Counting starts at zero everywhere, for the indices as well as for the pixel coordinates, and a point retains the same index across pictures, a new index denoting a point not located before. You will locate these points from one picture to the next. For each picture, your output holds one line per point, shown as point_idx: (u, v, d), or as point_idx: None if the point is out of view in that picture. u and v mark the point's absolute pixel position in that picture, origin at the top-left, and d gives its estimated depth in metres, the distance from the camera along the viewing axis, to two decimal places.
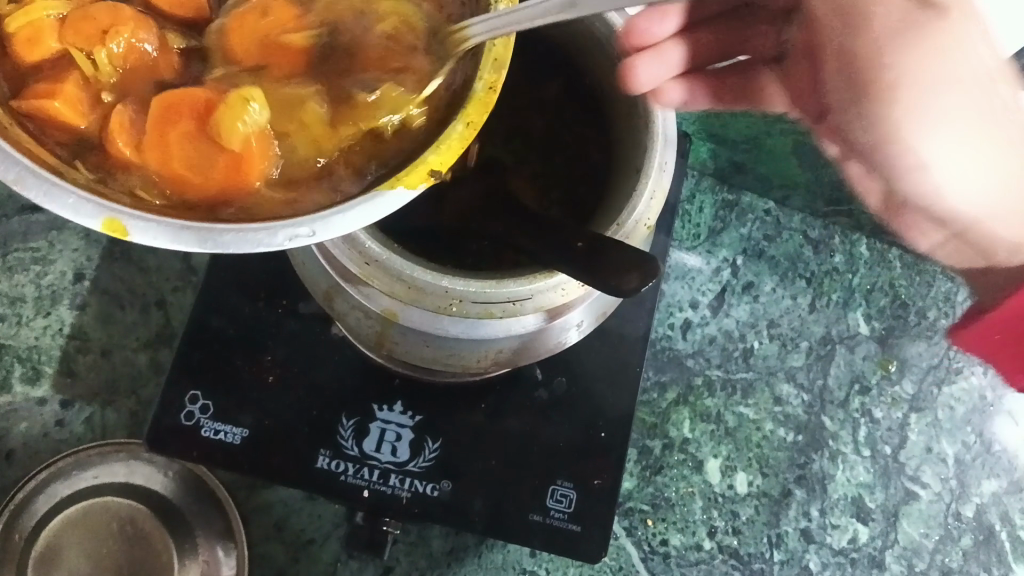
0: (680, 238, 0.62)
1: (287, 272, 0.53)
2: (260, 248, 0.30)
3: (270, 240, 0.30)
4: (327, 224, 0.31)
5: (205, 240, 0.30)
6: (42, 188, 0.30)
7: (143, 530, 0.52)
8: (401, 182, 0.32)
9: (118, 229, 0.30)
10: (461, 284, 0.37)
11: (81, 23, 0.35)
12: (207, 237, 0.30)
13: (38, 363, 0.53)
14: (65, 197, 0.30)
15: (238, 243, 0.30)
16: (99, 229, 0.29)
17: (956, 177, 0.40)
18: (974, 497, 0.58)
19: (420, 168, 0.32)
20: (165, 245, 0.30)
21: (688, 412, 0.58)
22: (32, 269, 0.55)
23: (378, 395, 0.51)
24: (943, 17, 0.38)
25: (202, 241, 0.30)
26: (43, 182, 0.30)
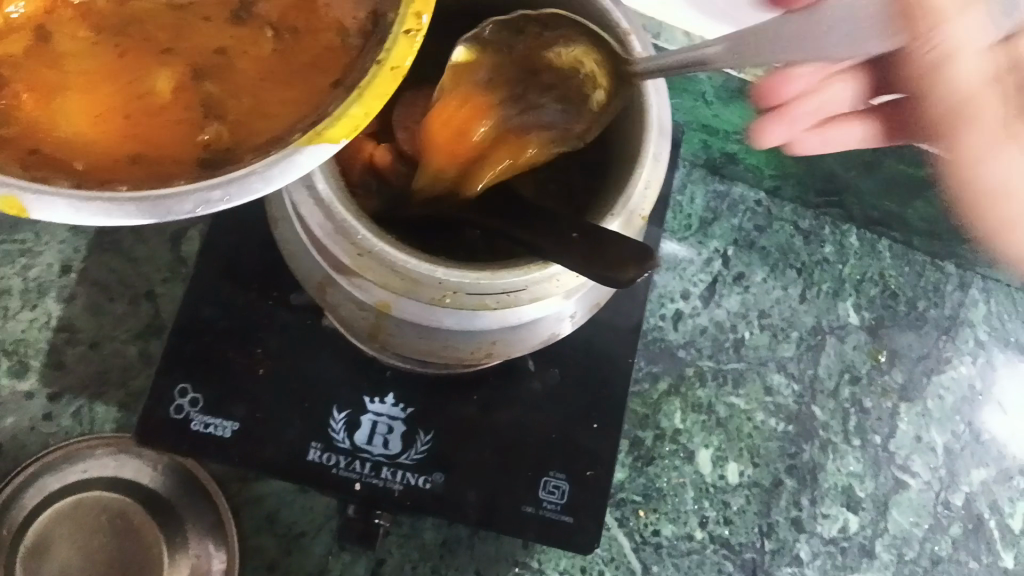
0: (672, 228, 0.62)
1: (277, 264, 0.53)
2: (171, 215, 0.28)
3: (179, 207, 0.28)
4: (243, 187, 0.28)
5: (106, 211, 0.27)
6: None
7: (132, 524, 0.51)
8: (326, 136, 0.29)
9: (16, 207, 0.27)
10: (455, 276, 0.37)
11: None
12: (111, 206, 0.27)
13: (26, 355, 0.53)
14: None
15: (141, 212, 0.27)
16: None
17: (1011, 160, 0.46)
18: (963, 487, 0.58)
19: (346, 122, 0.29)
20: (64, 219, 0.27)
21: (680, 402, 0.58)
22: (19, 260, 0.55)
23: (370, 387, 0.51)
24: None
25: (106, 212, 0.27)
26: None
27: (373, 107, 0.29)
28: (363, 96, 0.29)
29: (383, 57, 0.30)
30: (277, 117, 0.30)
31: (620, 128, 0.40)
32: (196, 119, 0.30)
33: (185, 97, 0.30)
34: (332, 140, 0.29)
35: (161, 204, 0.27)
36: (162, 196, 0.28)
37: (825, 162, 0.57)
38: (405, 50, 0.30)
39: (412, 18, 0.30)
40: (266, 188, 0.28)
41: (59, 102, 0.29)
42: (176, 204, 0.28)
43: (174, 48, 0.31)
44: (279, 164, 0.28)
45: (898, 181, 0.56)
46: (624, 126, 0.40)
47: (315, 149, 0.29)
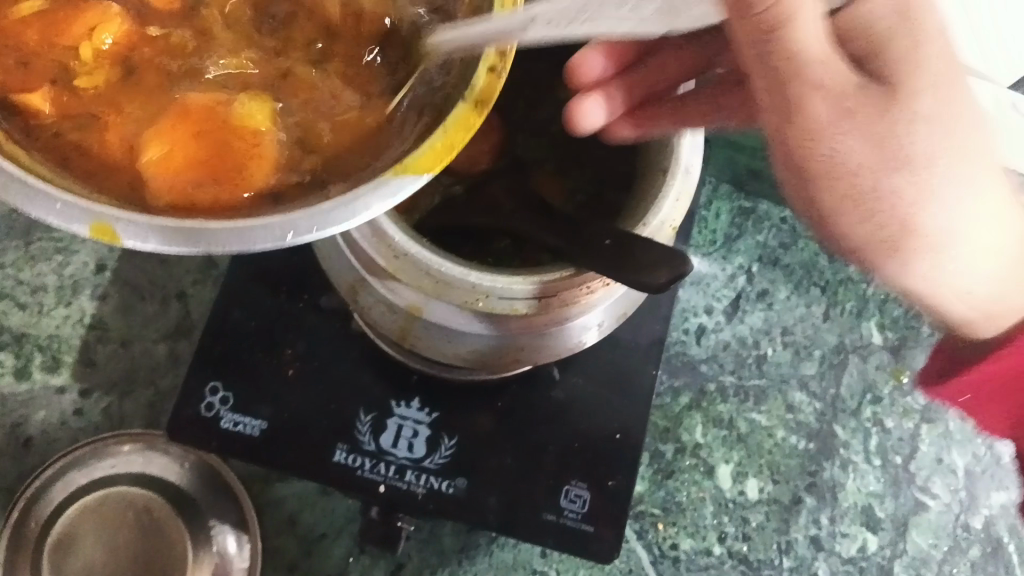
0: (696, 244, 0.63)
1: (307, 267, 0.54)
2: (257, 245, 0.28)
3: (265, 235, 0.29)
4: (328, 216, 0.29)
5: (195, 239, 0.28)
6: (27, 194, 0.29)
7: (157, 520, 0.52)
8: (412, 168, 0.30)
9: (108, 233, 0.28)
10: (488, 280, 0.38)
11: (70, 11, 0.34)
12: (197, 235, 0.28)
13: (58, 352, 0.54)
14: (50, 202, 0.28)
15: (227, 240, 0.28)
16: (88, 234, 0.28)
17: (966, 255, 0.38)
18: (983, 509, 0.58)
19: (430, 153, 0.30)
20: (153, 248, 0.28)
21: (701, 416, 0.58)
22: (54, 258, 0.56)
23: (395, 391, 0.52)
24: (891, 98, 0.34)
25: (190, 240, 0.28)
26: (28, 188, 0.29)
27: (458, 138, 0.31)
28: (448, 129, 0.31)
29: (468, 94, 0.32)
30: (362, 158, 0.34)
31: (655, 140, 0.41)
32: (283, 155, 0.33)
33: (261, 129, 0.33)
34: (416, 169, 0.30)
35: (245, 232, 0.28)
36: (248, 226, 0.29)
37: None
38: (489, 85, 0.32)
39: (494, 56, 0.32)
40: (350, 222, 0.29)
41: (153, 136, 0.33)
42: (260, 234, 0.28)
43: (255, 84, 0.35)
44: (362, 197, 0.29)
45: None
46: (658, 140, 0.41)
47: (402, 181, 0.30)
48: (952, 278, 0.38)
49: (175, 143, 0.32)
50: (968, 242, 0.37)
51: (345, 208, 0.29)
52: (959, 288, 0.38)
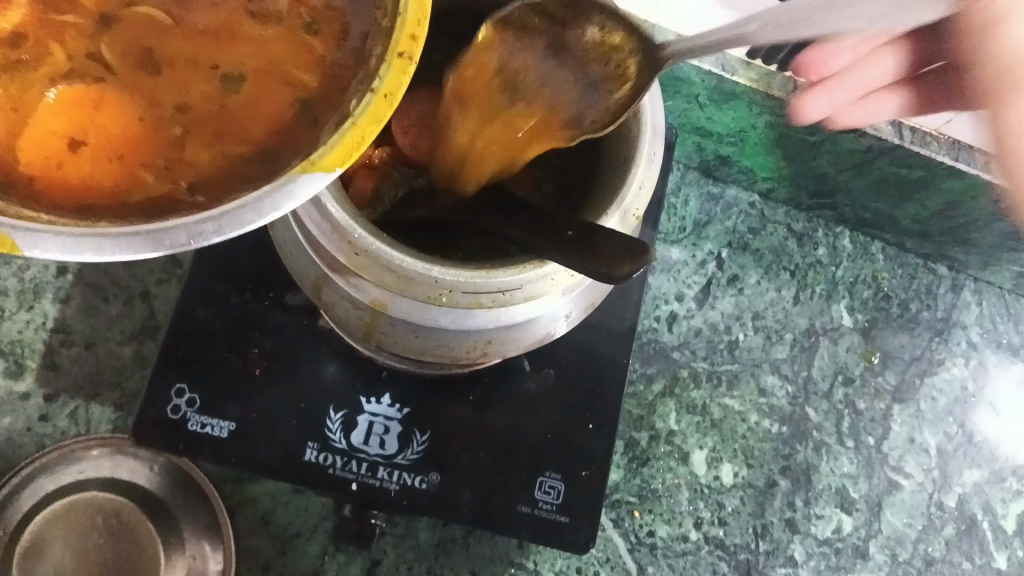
0: (666, 230, 0.62)
1: (273, 264, 0.53)
2: (163, 249, 0.26)
3: (171, 239, 0.27)
4: (236, 218, 0.27)
5: (98, 247, 0.26)
6: None
7: (128, 524, 0.51)
8: (320, 165, 0.28)
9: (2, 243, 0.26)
10: (451, 275, 0.37)
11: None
12: (99, 243, 0.26)
13: (21, 356, 0.53)
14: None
15: (135, 246, 0.26)
16: None
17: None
18: (956, 487, 0.58)
19: (346, 144, 0.29)
20: (53, 255, 0.26)
21: (674, 404, 0.58)
22: (15, 262, 0.55)
23: (366, 387, 0.51)
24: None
25: (98, 248, 0.26)
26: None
27: (368, 133, 0.29)
28: (357, 122, 0.29)
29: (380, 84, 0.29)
30: (295, 146, 0.30)
31: (615, 129, 0.41)
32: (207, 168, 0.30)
33: (183, 102, 0.31)
34: (327, 168, 0.28)
35: (150, 236, 0.27)
36: (153, 230, 0.27)
37: (817, 164, 0.58)
38: (399, 74, 0.30)
39: (406, 40, 0.30)
40: (260, 219, 0.27)
41: (79, 157, 0.30)
42: (166, 236, 0.27)
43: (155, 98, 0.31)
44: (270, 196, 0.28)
45: (890, 183, 0.57)
46: (617, 131, 0.40)
47: (309, 177, 0.28)
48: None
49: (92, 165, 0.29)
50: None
51: (252, 207, 0.27)
52: None
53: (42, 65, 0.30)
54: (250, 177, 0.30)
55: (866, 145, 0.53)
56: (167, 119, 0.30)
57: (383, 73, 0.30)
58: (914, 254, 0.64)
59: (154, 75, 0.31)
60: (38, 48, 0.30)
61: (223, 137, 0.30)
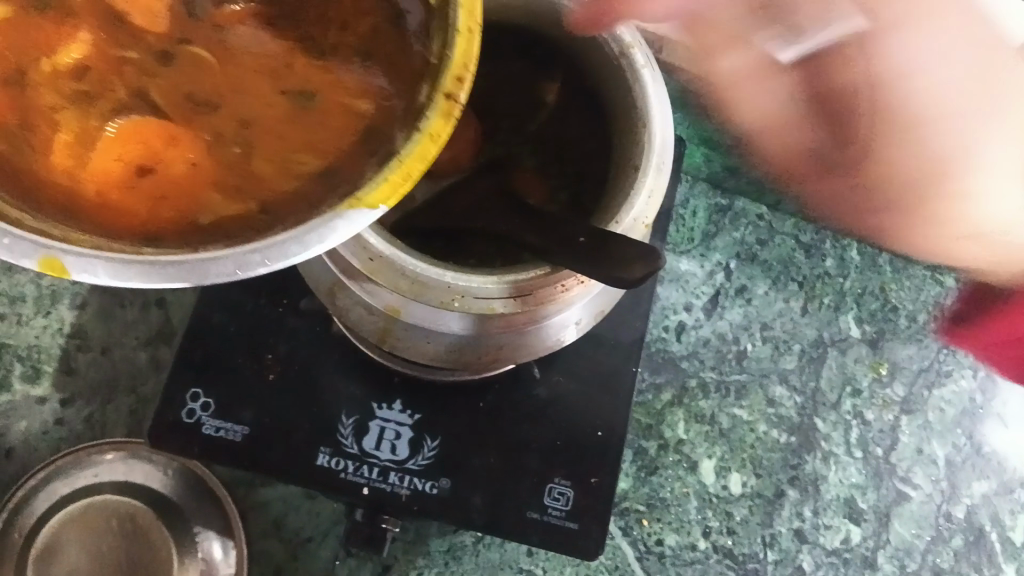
0: (675, 241, 0.63)
1: (287, 271, 0.54)
2: (208, 279, 0.28)
3: (220, 268, 0.28)
4: (281, 251, 0.28)
5: (150, 275, 0.28)
6: None
7: (141, 527, 0.52)
8: (365, 203, 0.29)
9: (57, 268, 0.27)
10: (464, 280, 0.38)
11: (33, 29, 0.31)
12: (148, 270, 0.28)
13: (38, 361, 0.54)
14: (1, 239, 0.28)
15: (180, 275, 0.28)
16: (37, 269, 0.27)
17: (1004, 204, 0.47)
18: (964, 499, 0.59)
19: (392, 184, 0.29)
20: (108, 281, 0.28)
21: (683, 413, 0.59)
22: (33, 268, 0.55)
23: (378, 393, 0.52)
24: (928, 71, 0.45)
25: (146, 275, 0.28)
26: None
27: (414, 170, 0.30)
28: (403, 160, 0.30)
29: (425, 124, 0.30)
30: (353, 169, 0.31)
31: (626, 138, 0.41)
32: (270, 188, 0.31)
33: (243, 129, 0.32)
34: (373, 205, 0.29)
35: (201, 267, 0.28)
36: (203, 262, 0.28)
37: None
38: (445, 116, 0.30)
39: (452, 81, 0.30)
40: (304, 254, 0.28)
41: (146, 182, 0.31)
42: (214, 267, 0.28)
43: (216, 121, 0.32)
44: (315, 233, 0.29)
45: None
46: (627, 139, 0.41)
47: (353, 216, 0.29)
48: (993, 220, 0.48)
49: (162, 188, 0.31)
50: (1007, 185, 0.47)
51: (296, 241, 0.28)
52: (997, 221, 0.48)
53: (104, 101, 0.31)
54: (310, 198, 0.31)
55: None
56: (228, 141, 0.31)
57: (430, 113, 0.30)
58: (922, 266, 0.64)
59: (215, 97, 0.32)
60: (103, 79, 0.32)
61: (286, 159, 0.31)
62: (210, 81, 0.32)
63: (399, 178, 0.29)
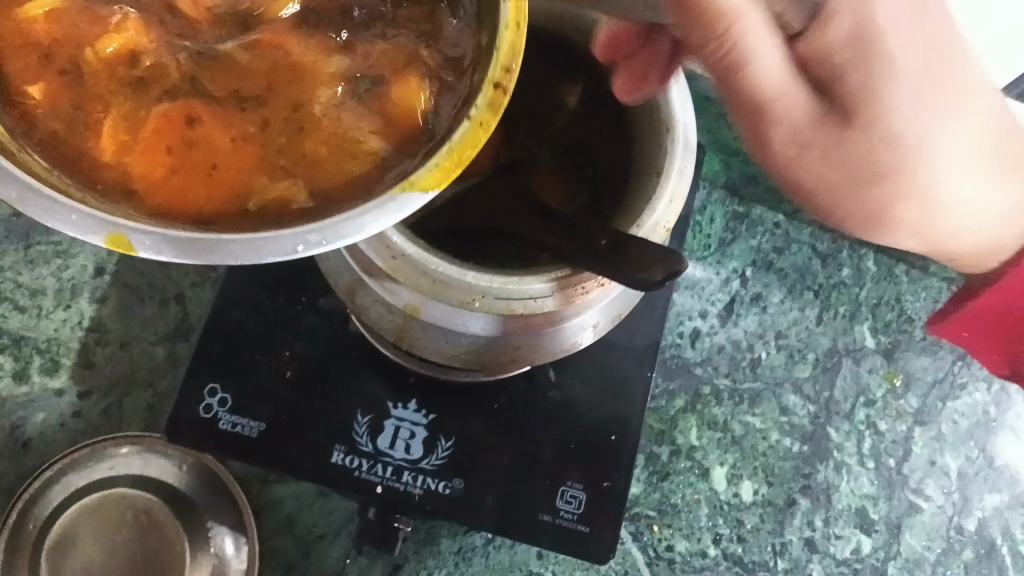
0: (691, 248, 0.63)
1: (306, 270, 0.54)
2: (268, 257, 0.27)
3: (279, 247, 0.27)
4: (338, 230, 0.27)
5: (209, 252, 0.26)
6: (40, 205, 0.26)
7: (156, 521, 0.52)
8: (417, 186, 0.27)
9: (123, 243, 0.26)
10: (485, 280, 0.38)
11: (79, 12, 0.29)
12: (213, 248, 0.26)
13: (57, 354, 0.54)
14: (64, 213, 0.26)
15: (240, 252, 0.26)
16: (104, 244, 0.26)
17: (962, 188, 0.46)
18: (976, 511, 0.58)
19: (438, 170, 0.28)
20: (165, 258, 0.26)
21: (696, 419, 0.59)
22: (53, 261, 0.56)
23: (393, 392, 0.52)
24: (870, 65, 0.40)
25: (206, 252, 0.26)
26: (43, 199, 0.26)
27: (464, 156, 0.28)
28: (452, 146, 0.28)
29: (473, 111, 0.29)
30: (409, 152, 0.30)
31: (648, 143, 0.42)
32: (324, 174, 0.29)
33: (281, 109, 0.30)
34: (424, 188, 0.28)
35: (261, 246, 0.27)
36: (263, 239, 0.27)
37: None
38: (493, 100, 0.29)
39: (501, 66, 0.29)
40: (360, 234, 0.27)
41: (194, 169, 0.29)
42: (272, 246, 0.27)
43: (269, 105, 0.30)
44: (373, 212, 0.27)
45: None
46: (650, 144, 0.41)
47: (406, 199, 0.27)
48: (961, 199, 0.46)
49: (209, 176, 0.29)
50: (966, 170, 0.45)
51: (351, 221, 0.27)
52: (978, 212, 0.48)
53: (153, 85, 0.29)
54: (365, 186, 0.29)
55: None
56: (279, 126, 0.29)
57: (479, 100, 0.29)
58: (937, 278, 0.64)
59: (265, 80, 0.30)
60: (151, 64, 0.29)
61: (342, 143, 0.29)
62: (262, 62, 0.30)
63: (449, 163, 0.28)
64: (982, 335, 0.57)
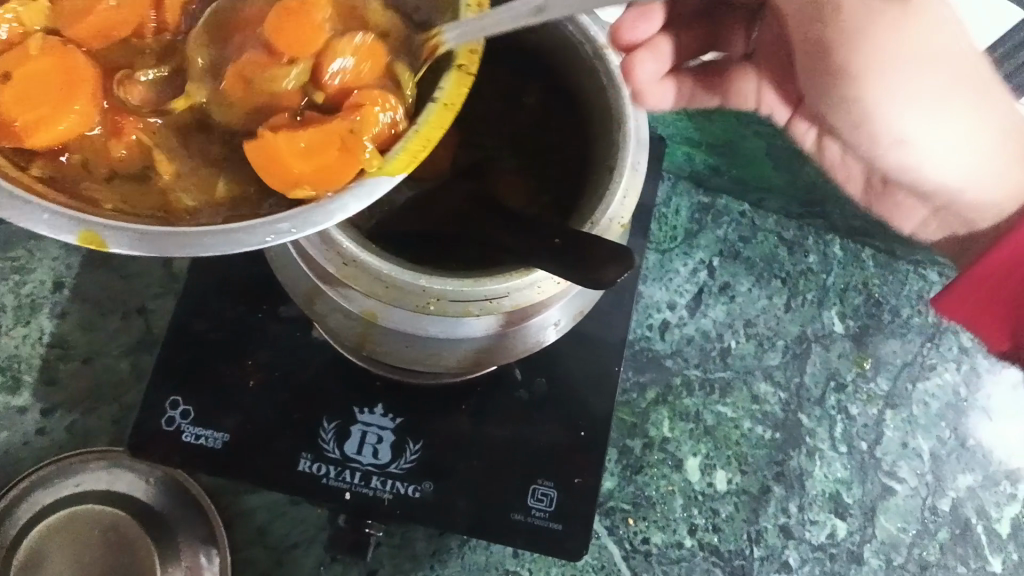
0: (657, 239, 0.63)
1: (266, 278, 0.54)
2: (243, 246, 0.31)
3: (250, 238, 0.31)
4: (307, 219, 0.31)
5: (185, 245, 0.31)
6: (19, 209, 0.31)
7: (125, 537, 0.51)
8: (385, 171, 0.33)
9: (97, 241, 0.31)
10: (439, 284, 0.38)
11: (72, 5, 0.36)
12: (188, 241, 0.31)
13: (19, 372, 0.54)
14: (42, 214, 0.31)
15: (218, 244, 0.31)
16: (78, 242, 0.31)
17: (946, 152, 0.44)
18: (949, 492, 0.58)
19: (404, 156, 0.33)
20: (142, 251, 0.31)
21: (667, 411, 0.59)
22: (12, 277, 0.55)
23: (359, 398, 0.52)
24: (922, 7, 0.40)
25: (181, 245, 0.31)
26: (19, 203, 0.31)
27: (432, 137, 0.34)
28: (419, 130, 0.34)
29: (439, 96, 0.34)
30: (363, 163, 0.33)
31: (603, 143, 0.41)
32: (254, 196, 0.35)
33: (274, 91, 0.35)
34: (393, 173, 0.33)
35: (234, 237, 0.31)
36: (235, 230, 0.31)
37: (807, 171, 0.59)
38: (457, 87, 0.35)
39: (466, 56, 0.35)
40: (329, 219, 0.32)
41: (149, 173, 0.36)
42: (245, 237, 0.31)
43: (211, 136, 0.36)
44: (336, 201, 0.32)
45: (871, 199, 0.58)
46: (605, 141, 0.41)
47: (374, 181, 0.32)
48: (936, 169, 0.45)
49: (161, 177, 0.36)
50: (960, 139, 0.43)
51: (321, 210, 0.32)
52: (954, 171, 0.45)
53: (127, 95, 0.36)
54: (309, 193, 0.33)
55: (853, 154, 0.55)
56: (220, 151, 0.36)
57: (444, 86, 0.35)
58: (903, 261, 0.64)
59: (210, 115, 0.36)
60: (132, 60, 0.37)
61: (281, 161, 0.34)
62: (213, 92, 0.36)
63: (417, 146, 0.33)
64: (990, 312, 0.48)
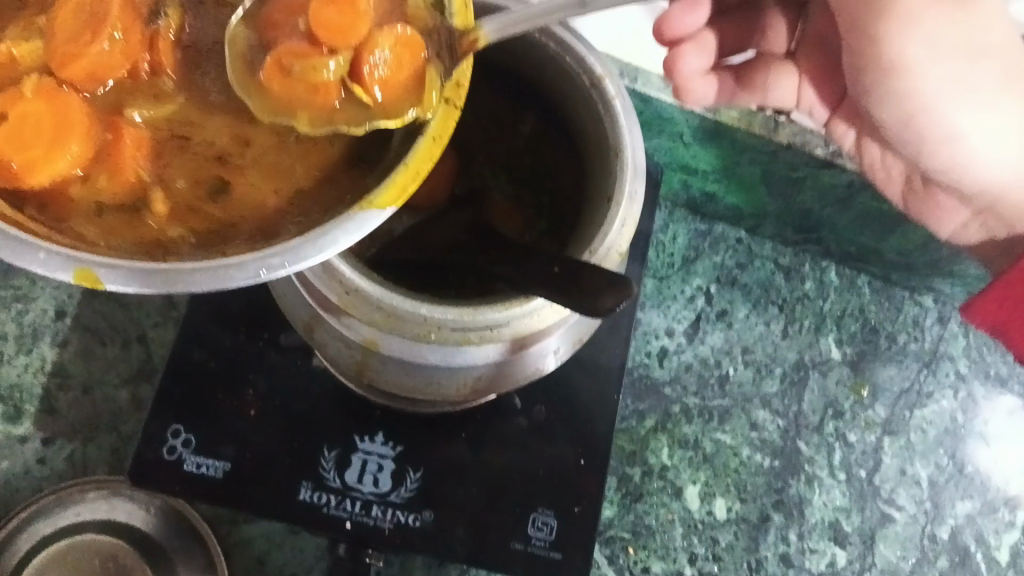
0: (654, 266, 0.63)
1: (266, 307, 0.54)
2: (234, 282, 0.31)
3: (242, 272, 0.31)
4: (298, 254, 0.31)
5: (175, 282, 0.31)
6: (12, 247, 0.31)
7: (124, 566, 0.51)
8: (374, 206, 0.33)
9: (90, 278, 0.31)
10: (439, 312, 0.38)
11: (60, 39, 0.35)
12: (176, 278, 0.31)
13: (19, 401, 0.54)
14: (37, 253, 0.31)
15: (208, 279, 0.31)
16: (71, 280, 0.30)
17: (990, 140, 0.50)
18: (948, 519, 0.59)
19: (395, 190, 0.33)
20: (133, 289, 0.31)
21: (666, 439, 0.59)
22: (13, 306, 0.56)
23: (358, 427, 0.52)
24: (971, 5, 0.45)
25: (169, 281, 0.31)
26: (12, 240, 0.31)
27: (421, 171, 0.34)
28: (408, 164, 0.34)
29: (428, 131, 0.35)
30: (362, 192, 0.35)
31: (599, 173, 0.42)
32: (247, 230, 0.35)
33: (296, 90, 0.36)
34: (382, 206, 0.33)
35: (224, 272, 0.31)
36: (226, 266, 0.31)
37: (801, 199, 0.61)
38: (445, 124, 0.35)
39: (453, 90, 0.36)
40: (320, 254, 0.31)
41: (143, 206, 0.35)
42: (237, 273, 0.31)
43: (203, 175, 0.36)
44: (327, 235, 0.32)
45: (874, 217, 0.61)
46: (602, 171, 0.41)
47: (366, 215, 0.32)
48: (985, 158, 0.51)
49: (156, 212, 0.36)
50: (996, 129, 0.50)
51: (313, 244, 0.31)
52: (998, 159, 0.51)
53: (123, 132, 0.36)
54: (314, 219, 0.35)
55: (848, 181, 0.58)
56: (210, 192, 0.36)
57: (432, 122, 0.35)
58: (900, 288, 0.65)
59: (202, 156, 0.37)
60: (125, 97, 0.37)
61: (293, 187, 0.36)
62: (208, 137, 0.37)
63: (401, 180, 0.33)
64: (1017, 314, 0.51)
